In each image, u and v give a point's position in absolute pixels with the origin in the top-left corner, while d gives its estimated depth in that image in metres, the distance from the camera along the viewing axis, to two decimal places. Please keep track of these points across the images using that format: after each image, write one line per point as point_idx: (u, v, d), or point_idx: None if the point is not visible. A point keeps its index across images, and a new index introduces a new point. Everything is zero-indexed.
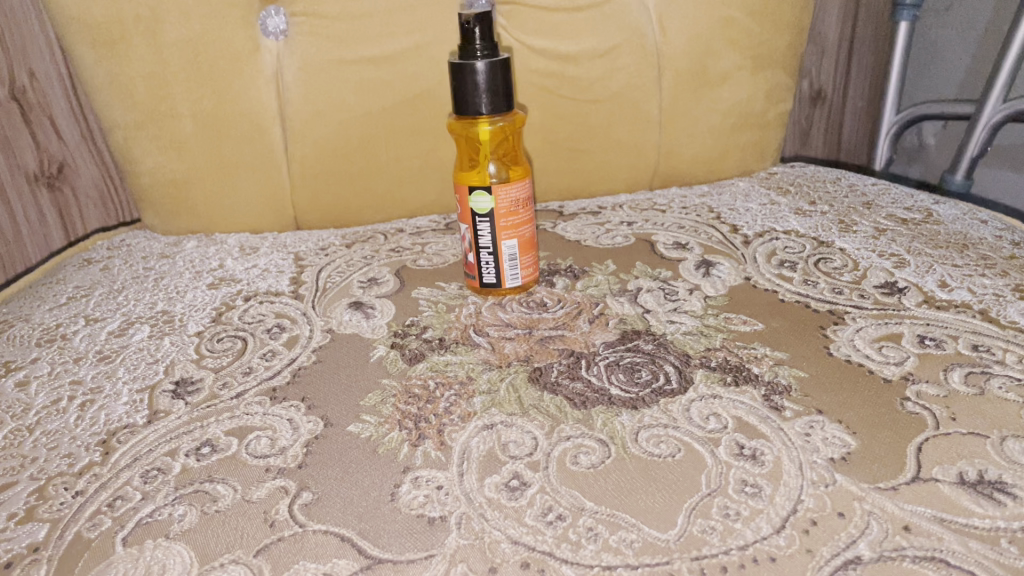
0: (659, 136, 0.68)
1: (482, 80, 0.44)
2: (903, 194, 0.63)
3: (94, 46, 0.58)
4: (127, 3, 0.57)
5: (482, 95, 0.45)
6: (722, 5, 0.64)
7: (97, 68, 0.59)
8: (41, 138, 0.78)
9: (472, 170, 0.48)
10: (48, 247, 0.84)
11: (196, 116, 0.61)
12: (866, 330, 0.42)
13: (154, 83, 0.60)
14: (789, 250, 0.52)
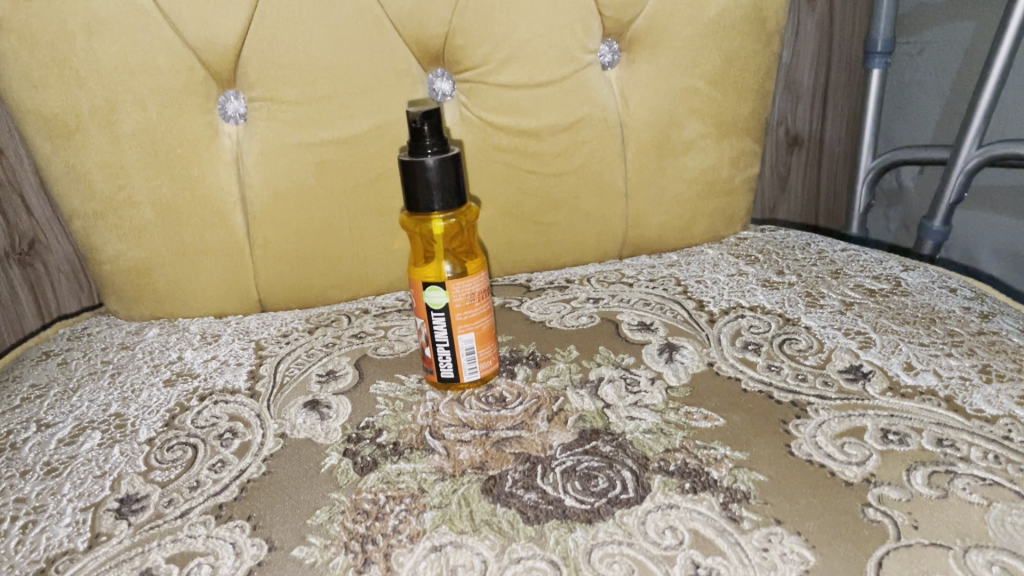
0: (626, 205, 0.68)
1: (433, 176, 0.44)
2: (872, 259, 0.63)
3: (50, 137, 0.57)
4: (82, 94, 0.56)
5: (433, 192, 0.44)
6: (684, 75, 0.64)
7: (53, 159, 0.58)
8: (9, 217, 0.79)
9: (427, 264, 0.47)
10: (21, 322, 0.85)
11: (155, 204, 0.60)
12: (828, 424, 0.41)
13: (112, 172, 0.59)
14: (753, 330, 0.52)
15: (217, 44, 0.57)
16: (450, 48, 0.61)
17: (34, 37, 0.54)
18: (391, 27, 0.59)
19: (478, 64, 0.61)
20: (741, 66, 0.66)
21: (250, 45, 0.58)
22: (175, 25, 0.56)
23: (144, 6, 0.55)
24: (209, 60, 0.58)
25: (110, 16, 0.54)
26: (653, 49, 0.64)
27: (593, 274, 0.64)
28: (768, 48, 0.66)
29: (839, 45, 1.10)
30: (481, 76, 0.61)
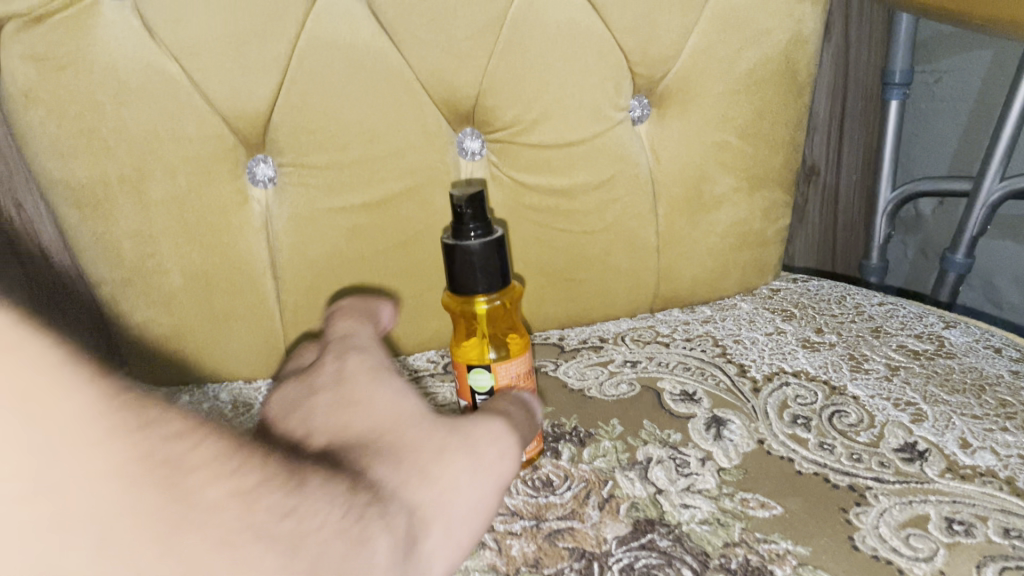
0: (658, 260, 0.67)
1: (477, 260, 0.43)
2: (912, 314, 0.61)
3: (78, 208, 0.56)
4: (111, 163, 0.55)
5: (477, 276, 0.43)
6: (716, 130, 0.64)
7: (81, 228, 0.57)
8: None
9: (473, 344, 0.47)
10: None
11: (184, 272, 0.59)
12: (890, 512, 0.41)
13: (141, 242, 0.58)
14: (800, 401, 0.51)
15: (249, 112, 0.56)
16: (480, 109, 0.60)
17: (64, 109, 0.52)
18: (422, 90, 0.58)
19: (509, 125, 0.60)
20: (773, 119, 0.65)
21: (280, 112, 0.56)
22: (205, 93, 0.55)
23: (173, 75, 0.53)
24: (240, 127, 0.57)
25: (141, 87, 0.53)
26: (685, 104, 0.63)
27: (627, 333, 0.63)
28: (800, 99, 0.66)
29: (855, 75, 1.08)
30: (512, 136, 0.61)
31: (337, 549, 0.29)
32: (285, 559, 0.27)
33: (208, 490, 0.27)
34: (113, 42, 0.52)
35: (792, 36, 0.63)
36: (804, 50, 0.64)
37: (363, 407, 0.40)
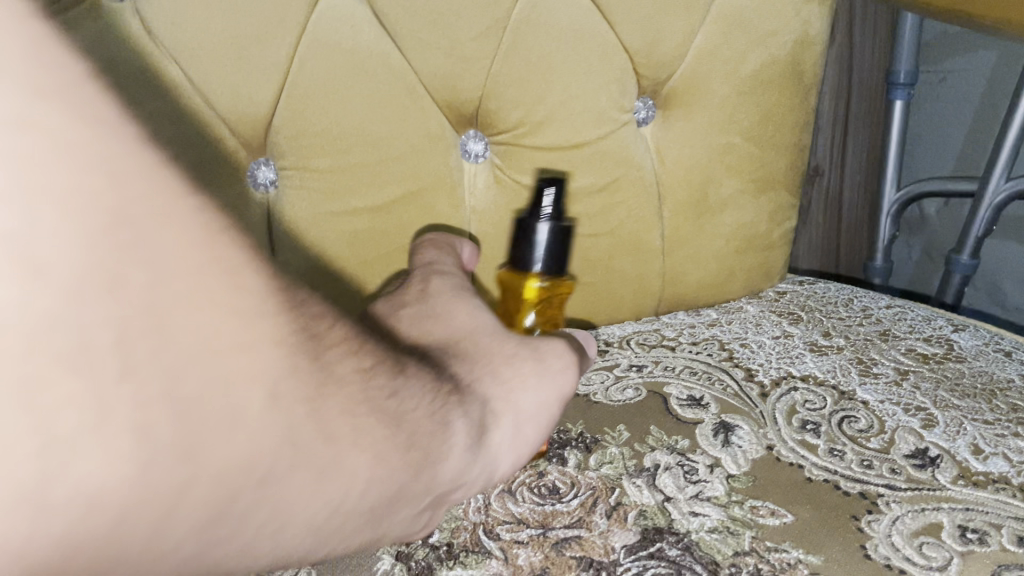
0: (662, 263, 0.66)
1: (546, 241, 0.46)
2: (919, 317, 0.61)
3: None
4: None
5: (541, 255, 0.46)
6: (722, 132, 0.63)
7: None
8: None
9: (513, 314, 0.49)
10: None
11: None
12: (903, 520, 0.40)
13: None
14: (809, 406, 0.50)
15: (250, 115, 0.54)
16: (484, 111, 0.60)
17: None
18: (425, 92, 0.58)
19: (512, 127, 0.60)
20: (779, 121, 0.64)
21: (281, 115, 0.55)
22: (205, 94, 0.52)
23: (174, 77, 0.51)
24: (242, 132, 0.55)
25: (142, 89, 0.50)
26: (691, 106, 0.63)
27: (633, 334, 0.63)
28: (805, 101, 0.65)
29: (859, 76, 1.07)
30: (517, 138, 0.60)
31: (429, 426, 0.34)
32: (391, 429, 0.31)
33: (343, 363, 0.30)
34: (109, 42, 0.49)
35: (799, 37, 0.62)
36: (810, 51, 0.63)
37: (445, 316, 0.43)
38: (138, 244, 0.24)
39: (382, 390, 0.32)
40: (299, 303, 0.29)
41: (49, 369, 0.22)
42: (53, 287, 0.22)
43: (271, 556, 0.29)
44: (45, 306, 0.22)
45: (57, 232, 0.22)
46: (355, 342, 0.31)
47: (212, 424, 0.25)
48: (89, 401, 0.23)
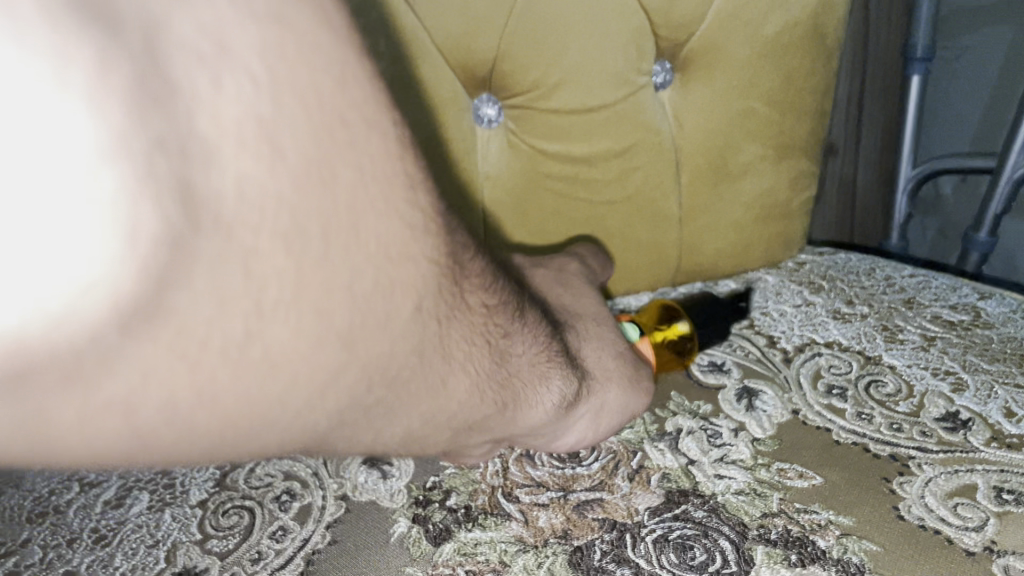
0: (680, 231, 0.65)
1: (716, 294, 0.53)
2: (944, 284, 0.59)
3: None
4: None
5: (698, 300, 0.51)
6: (741, 97, 0.62)
7: None
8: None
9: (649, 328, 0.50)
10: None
11: None
12: (935, 482, 0.39)
13: None
14: (834, 371, 0.49)
15: None
16: (497, 75, 0.58)
17: None
18: (437, 52, 0.56)
19: (527, 90, 0.58)
20: (800, 84, 0.63)
21: None
22: None
23: None
24: None
25: None
26: (710, 68, 0.61)
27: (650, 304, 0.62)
28: (827, 65, 0.64)
29: (875, 51, 1.05)
30: (531, 102, 0.59)
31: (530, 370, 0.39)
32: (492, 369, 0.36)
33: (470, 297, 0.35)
34: None
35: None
36: (832, 14, 0.62)
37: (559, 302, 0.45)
38: (346, 149, 0.28)
39: (499, 329, 0.37)
40: (413, 242, 0.31)
41: (272, 239, 0.26)
42: (286, 173, 0.26)
43: (367, 444, 0.34)
44: (275, 187, 0.26)
45: (296, 129, 0.26)
46: (469, 293, 0.35)
47: (359, 316, 0.30)
48: (294, 272, 0.27)
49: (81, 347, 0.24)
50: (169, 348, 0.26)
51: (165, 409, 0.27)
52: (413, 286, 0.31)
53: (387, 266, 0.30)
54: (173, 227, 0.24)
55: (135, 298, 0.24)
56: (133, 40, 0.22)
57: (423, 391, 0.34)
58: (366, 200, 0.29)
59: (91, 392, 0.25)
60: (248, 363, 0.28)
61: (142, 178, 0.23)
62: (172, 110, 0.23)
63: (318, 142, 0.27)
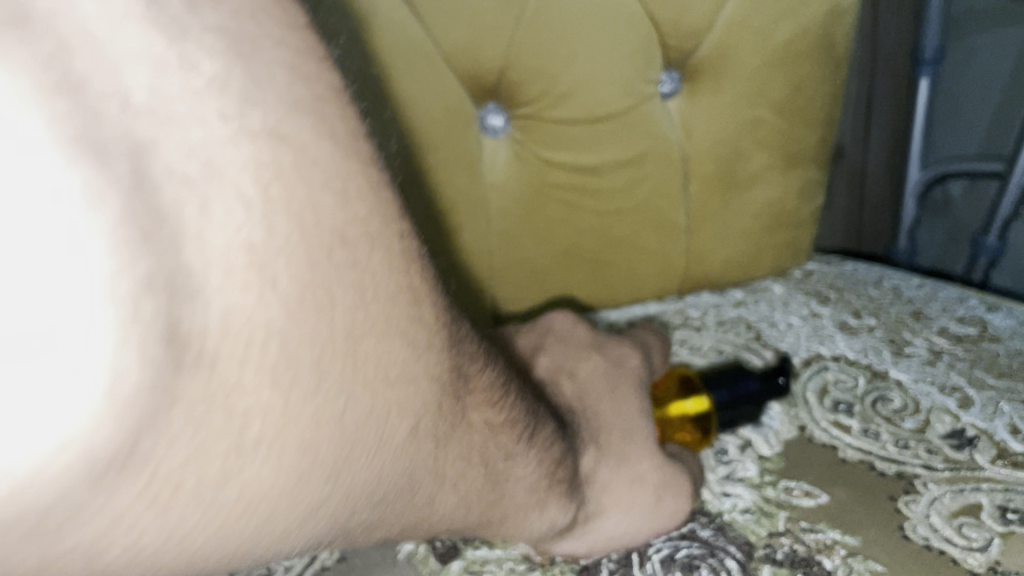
0: (687, 240, 0.65)
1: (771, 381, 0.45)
2: (952, 296, 0.59)
3: None
4: None
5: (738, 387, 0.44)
6: (750, 106, 0.61)
7: None
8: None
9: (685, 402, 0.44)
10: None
11: None
12: (941, 501, 0.39)
13: None
14: (841, 386, 0.49)
15: None
16: (504, 86, 0.58)
17: None
18: (441, 60, 0.55)
19: (533, 101, 0.58)
20: (809, 94, 0.63)
21: None
22: None
23: None
24: None
25: None
26: (719, 78, 0.61)
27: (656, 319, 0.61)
28: (836, 74, 0.63)
29: (886, 52, 1.04)
30: (538, 112, 0.59)
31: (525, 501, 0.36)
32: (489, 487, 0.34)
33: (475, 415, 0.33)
34: None
35: (830, 9, 0.60)
36: (842, 23, 0.61)
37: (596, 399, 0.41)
38: (350, 266, 0.27)
39: (503, 450, 0.34)
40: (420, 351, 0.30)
41: (258, 373, 0.24)
42: (278, 301, 0.24)
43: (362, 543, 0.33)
44: (265, 316, 0.24)
45: (289, 252, 0.25)
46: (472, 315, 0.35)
47: (344, 448, 0.28)
48: (279, 408, 0.25)
49: (45, 511, 0.21)
50: (149, 497, 0.23)
51: (129, 550, 0.24)
52: (408, 409, 0.29)
53: (383, 389, 0.28)
54: (159, 374, 0.22)
55: (110, 453, 0.22)
56: (123, 171, 0.20)
57: (408, 509, 0.32)
58: (367, 334, 0.27)
59: (54, 542, 0.22)
60: (222, 505, 0.25)
61: (130, 325, 0.21)
62: (161, 247, 0.21)
63: (313, 262, 0.25)
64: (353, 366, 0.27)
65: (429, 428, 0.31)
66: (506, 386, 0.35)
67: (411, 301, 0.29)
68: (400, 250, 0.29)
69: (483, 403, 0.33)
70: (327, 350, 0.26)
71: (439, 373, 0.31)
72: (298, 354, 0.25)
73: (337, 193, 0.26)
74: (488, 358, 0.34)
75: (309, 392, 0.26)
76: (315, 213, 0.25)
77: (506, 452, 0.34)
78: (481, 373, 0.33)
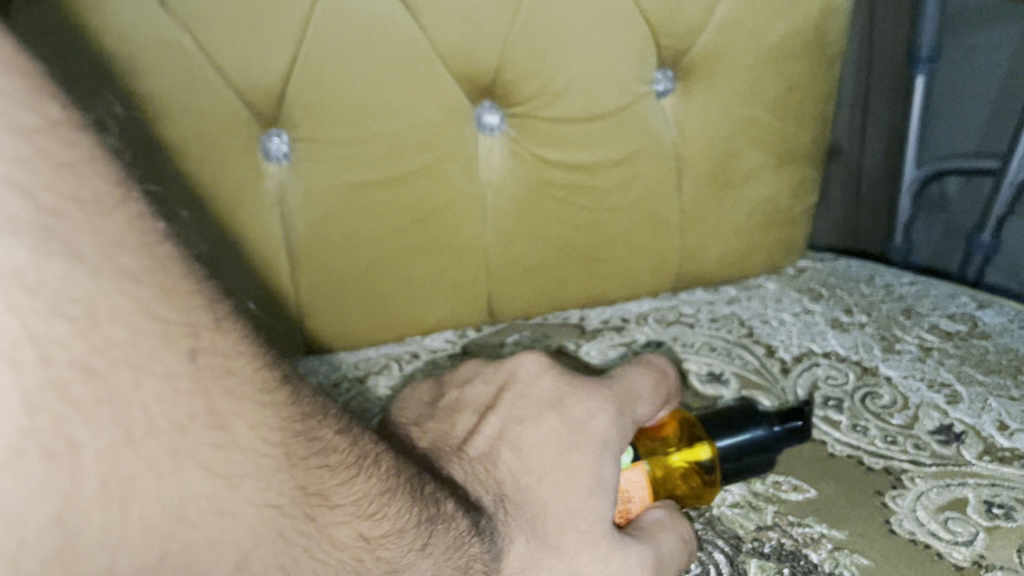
0: (682, 238, 0.66)
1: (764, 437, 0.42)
2: (944, 294, 0.60)
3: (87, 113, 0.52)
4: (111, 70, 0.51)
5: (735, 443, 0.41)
6: (743, 105, 0.62)
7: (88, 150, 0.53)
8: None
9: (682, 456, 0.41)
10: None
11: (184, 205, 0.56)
12: (927, 496, 0.40)
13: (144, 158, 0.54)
14: (831, 382, 0.49)
15: (260, 86, 0.55)
16: (500, 84, 0.59)
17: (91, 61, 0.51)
18: (439, 60, 0.56)
19: (528, 99, 0.59)
20: (802, 93, 0.63)
21: (294, 86, 0.55)
22: (218, 65, 0.53)
23: (186, 47, 0.52)
24: (252, 100, 0.55)
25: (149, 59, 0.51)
26: (712, 78, 0.61)
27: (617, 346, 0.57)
28: (830, 72, 0.64)
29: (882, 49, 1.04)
30: (533, 110, 0.59)
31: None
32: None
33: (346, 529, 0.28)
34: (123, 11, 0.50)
35: (823, 8, 0.61)
36: (835, 21, 0.62)
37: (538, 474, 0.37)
38: (105, 403, 0.21)
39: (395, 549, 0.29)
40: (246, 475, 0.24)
41: None
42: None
43: None
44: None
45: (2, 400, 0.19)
46: None
47: None
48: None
49: None
50: None
51: None
52: (231, 544, 0.24)
53: (186, 532, 0.23)
54: None
55: None
56: None
57: None
58: (144, 473, 0.22)
59: None
60: None
61: None
62: None
63: (49, 402, 0.20)
64: (126, 513, 0.21)
65: (269, 566, 0.25)
66: (391, 490, 0.30)
67: (215, 432, 0.23)
68: (191, 374, 0.23)
69: (356, 518, 0.28)
70: (65, 506, 0.20)
71: (289, 494, 0.26)
72: (31, 510, 0.19)
73: (80, 321, 0.20)
74: (366, 463, 0.29)
75: (31, 567, 0.19)
76: (48, 345, 0.20)
77: (392, 560, 0.29)
78: (353, 479, 0.29)
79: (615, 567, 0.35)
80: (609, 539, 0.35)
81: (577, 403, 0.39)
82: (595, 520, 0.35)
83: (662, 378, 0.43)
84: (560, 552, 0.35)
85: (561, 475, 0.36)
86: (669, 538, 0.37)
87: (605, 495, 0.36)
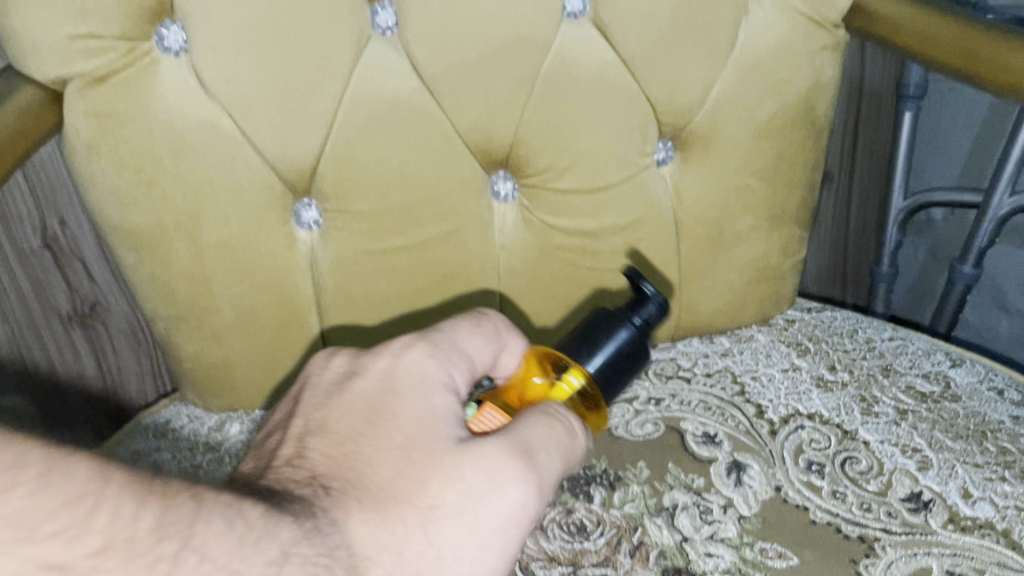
0: (679, 293, 0.71)
1: (625, 345, 0.53)
2: (920, 350, 0.64)
3: (135, 185, 0.57)
4: (156, 142, 0.56)
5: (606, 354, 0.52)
6: (737, 174, 0.67)
7: (128, 214, 0.58)
8: (72, 283, 0.87)
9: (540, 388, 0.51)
10: (82, 379, 0.93)
11: (223, 268, 0.61)
12: (896, 564, 0.47)
13: (185, 226, 0.59)
14: (814, 446, 0.56)
15: (295, 162, 0.60)
16: (513, 157, 0.64)
17: (139, 142, 0.56)
18: (456, 136, 0.61)
19: (540, 172, 0.64)
20: (791, 162, 0.68)
21: (325, 163, 0.60)
22: (257, 145, 0.58)
23: (227, 129, 0.57)
24: (287, 175, 0.60)
25: (197, 140, 0.56)
26: (708, 149, 0.66)
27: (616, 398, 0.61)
28: (817, 142, 0.69)
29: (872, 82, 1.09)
30: (544, 181, 0.65)
31: None
32: None
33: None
34: (171, 100, 0.55)
35: (812, 84, 0.65)
36: (823, 95, 0.67)
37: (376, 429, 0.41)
38: None
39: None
40: None
41: None
42: None
43: None
44: None
45: None
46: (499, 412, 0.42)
47: None
48: None
49: None
50: None
51: None
52: None
53: None
54: None
55: None
56: None
57: None
58: None
59: None
60: None
61: None
62: None
63: None
64: None
65: None
66: (92, 502, 0.31)
67: None
68: None
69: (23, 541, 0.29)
70: None
71: None
72: None
73: None
74: (29, 482, 0.30)
75: None
76: None
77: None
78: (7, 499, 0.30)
79: (471, 476, 0.40)
80: (453, 456, 0.40)
81: (380, 363, 0.45)
82: (435, 442, 0.41)
83: (476, 324, 0.49)
84: (413, 500, 0.38)
85: (378, 432, 0.41)
86: (530, 427, 0.44)
87: (436, 423, 0.42)
